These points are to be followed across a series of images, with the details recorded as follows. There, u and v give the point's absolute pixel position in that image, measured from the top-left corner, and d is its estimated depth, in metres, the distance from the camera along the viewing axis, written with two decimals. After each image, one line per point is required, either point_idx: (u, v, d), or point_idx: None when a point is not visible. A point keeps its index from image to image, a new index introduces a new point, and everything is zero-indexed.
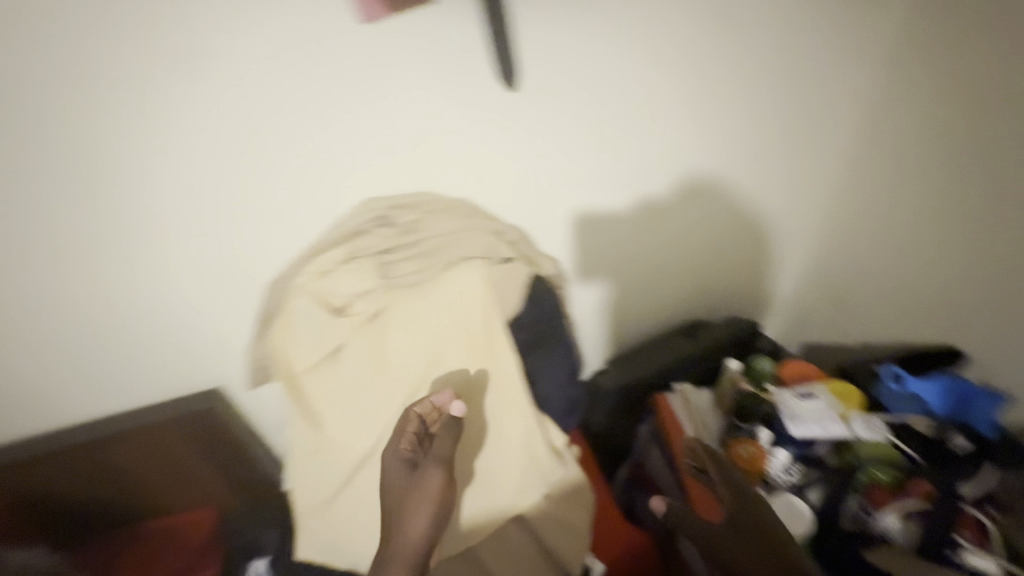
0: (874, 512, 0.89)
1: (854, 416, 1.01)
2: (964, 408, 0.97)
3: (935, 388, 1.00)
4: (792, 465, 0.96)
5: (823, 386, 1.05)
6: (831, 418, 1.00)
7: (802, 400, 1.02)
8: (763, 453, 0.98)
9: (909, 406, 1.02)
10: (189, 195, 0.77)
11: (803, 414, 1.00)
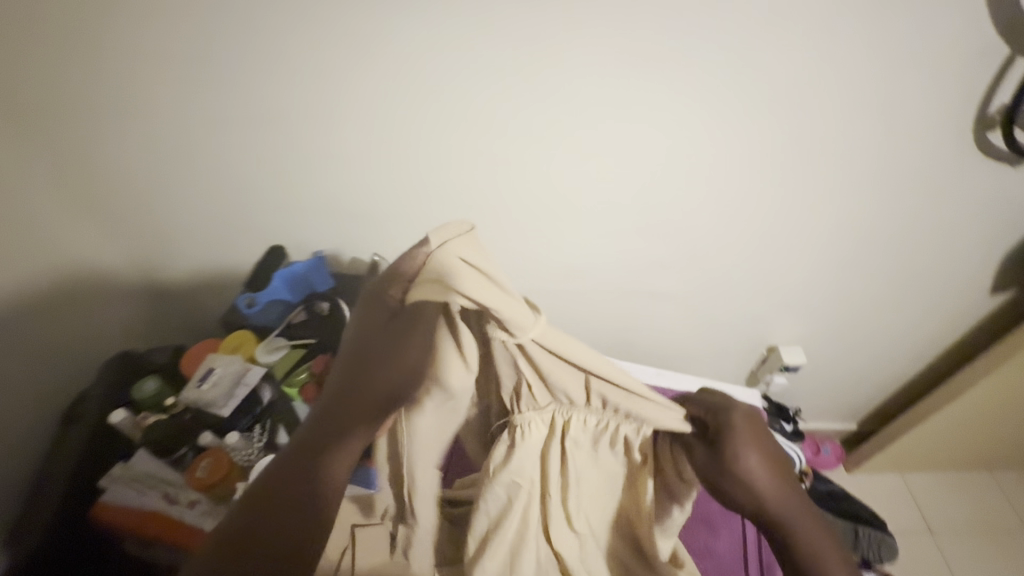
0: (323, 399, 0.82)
1: (261, 359, 0.86)
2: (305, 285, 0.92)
3: (276, 285, 0.90)
4: (260, 435, 0.80)
5: (211, 358, 0.85)
6: (239, 376, 0.83)
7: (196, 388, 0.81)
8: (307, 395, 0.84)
9: (272, 315, 0.91)
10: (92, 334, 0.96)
11: (207, 400, 0.80)
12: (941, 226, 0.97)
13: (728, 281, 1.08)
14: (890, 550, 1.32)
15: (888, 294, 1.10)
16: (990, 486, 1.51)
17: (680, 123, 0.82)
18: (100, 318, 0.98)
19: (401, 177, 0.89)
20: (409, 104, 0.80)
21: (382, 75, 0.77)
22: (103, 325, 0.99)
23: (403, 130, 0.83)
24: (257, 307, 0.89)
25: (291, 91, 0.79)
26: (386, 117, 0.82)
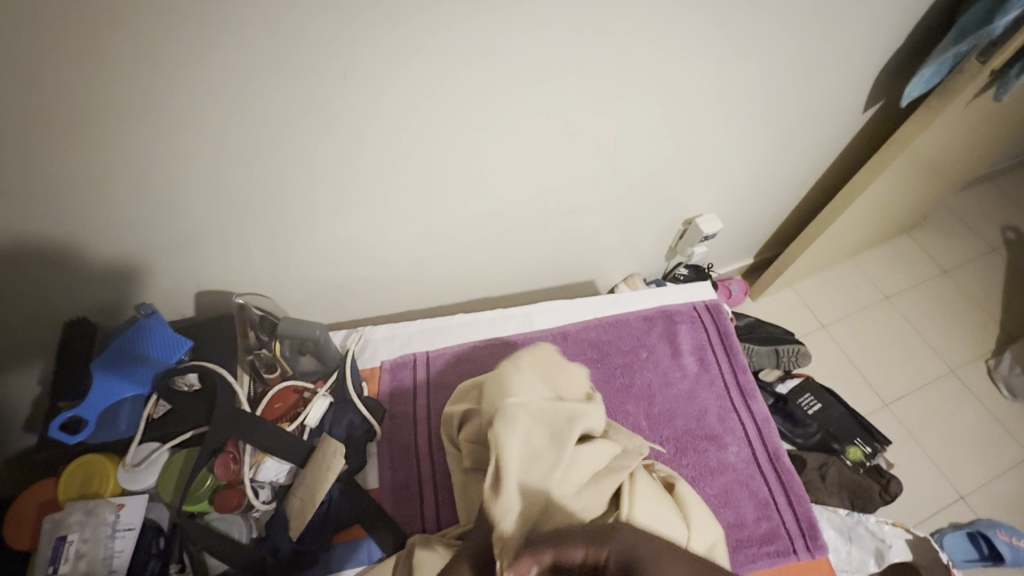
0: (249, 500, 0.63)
1: (132, 484, 0.61)
2: (143, 368, 0.63)
3: (102, 384, 0.61)
4: (182, 575, 0.59)
5: (52, 521, 0.57)
6: (111, 525, 0.58)
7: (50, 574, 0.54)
8: (234, 503, 0.62)
9: (117, 423, 0.63)
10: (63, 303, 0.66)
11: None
12: (823, 60, 0.96)
13: (643, 169, 1.01)
14: (804, 355, 1.51)
15: (783, 136, 1.11)
16: (858, 272, 1.77)
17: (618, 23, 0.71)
18: (33, 290, 0.66)
19: (240, 177, 0.67)
20: (219, 84, 0.57)
21: (156, 58, 0.52)
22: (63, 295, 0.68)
23: (217, 125, 0.60)
24: (90, 426, 0.61)
25: (136, 91, 0.54)
26: (173, 114, 0.58)
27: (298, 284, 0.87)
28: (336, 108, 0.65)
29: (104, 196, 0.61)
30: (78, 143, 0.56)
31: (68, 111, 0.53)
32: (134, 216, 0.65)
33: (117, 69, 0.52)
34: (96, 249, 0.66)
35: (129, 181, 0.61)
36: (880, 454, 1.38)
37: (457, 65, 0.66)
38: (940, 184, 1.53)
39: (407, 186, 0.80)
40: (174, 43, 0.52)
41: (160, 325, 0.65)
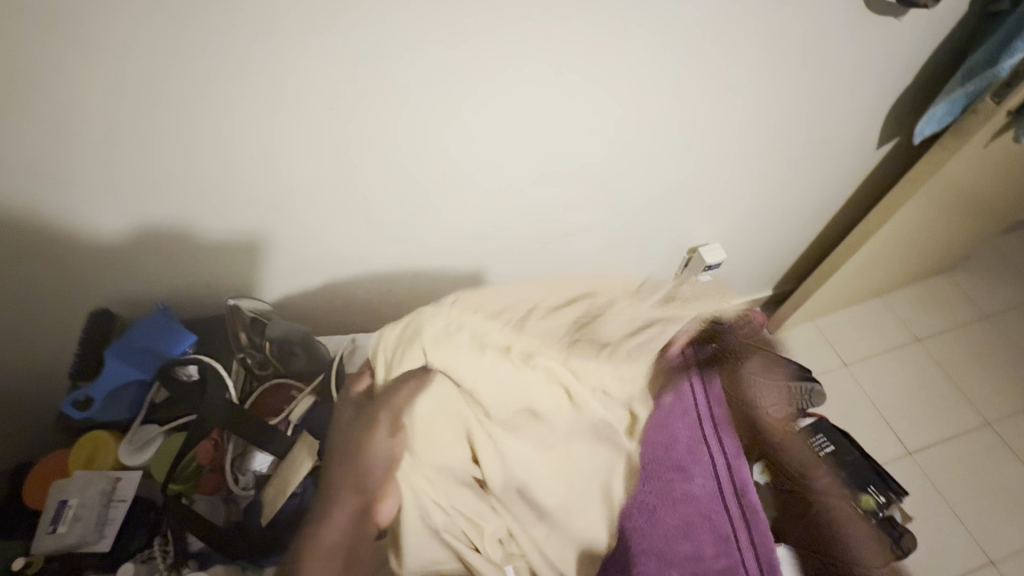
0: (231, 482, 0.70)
1: (129, 460, 0.69)
2: (149, 358, 0.72)
3: (113, 368, 0.69)
4: (163, 547, 0.65)
5: (60, 486, 0.65)
6: (108, 496, 0.66)
7: (52, 534, 0.62)
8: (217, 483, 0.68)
9: (123, 405, 0.71)
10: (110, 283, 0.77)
11: (72, 541, 0.62)
12: (827, 98, 0.96)
13: (643, 199, 1.03)
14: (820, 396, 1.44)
15: (792, 170, 1.10)
16: (887, 312, 1.69)
17: (609, 61, 0.74)
18: (79, 281, 0.76)
19: (243, 192, 0.74)
20: (226, 103, 0.63)
21: (195, 83, 0.60)
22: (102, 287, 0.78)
23: (224, 143, 0.67)
24: (99, 405, 0.69)
25: (184, 114, 0.63)
26: (187, 131, 0.64)
27: (303, 291, 0.94)
28: (331, 133, 0.71)
29: (125, 199, 0.69)
30: (105, 153, 0.63)
31: (98, 125, 0.61)
32: (155, 221, 0.73)
33: (137, 88, 0.59)
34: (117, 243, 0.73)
35: (146, 188, 0.68)
36: (894, 505, 1.31)
37: (443, 98, 0.71)
38: (975, 225, 1.46)
39: (409, 208, 0.86)
40: (216, 73, 0.60)
41: (170, 321, 0.74)
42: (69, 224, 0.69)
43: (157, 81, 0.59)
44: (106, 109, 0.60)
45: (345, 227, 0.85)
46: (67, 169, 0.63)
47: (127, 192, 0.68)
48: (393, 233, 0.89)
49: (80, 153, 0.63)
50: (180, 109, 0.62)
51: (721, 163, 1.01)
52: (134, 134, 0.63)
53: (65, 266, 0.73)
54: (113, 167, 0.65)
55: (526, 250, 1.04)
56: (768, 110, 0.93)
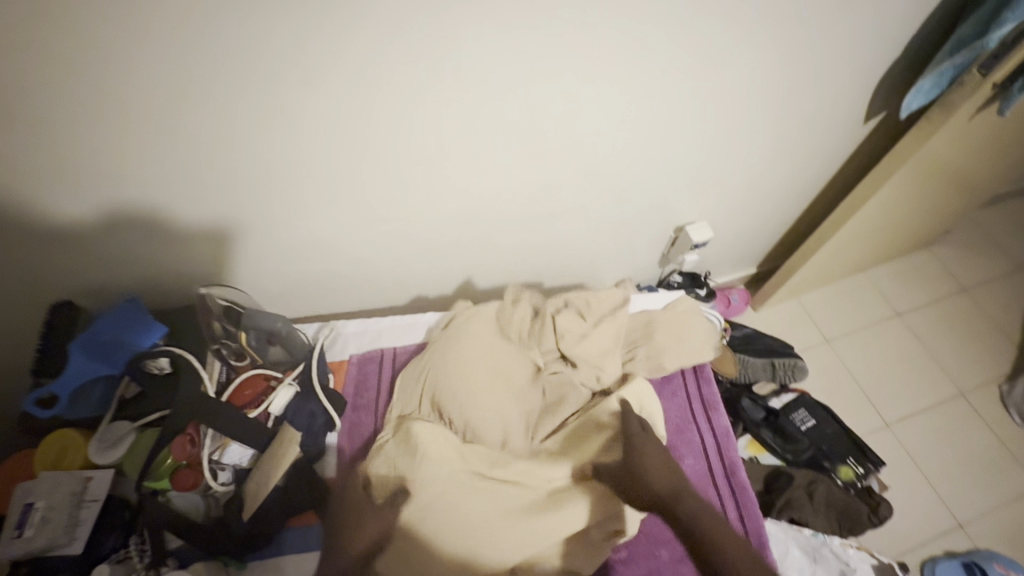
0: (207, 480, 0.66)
1: (99, 459, 0.65)
2: (116, 352, 0.68)
3: (76, 365, 0.65)
4: (140, 546, 0.63)
5: (25, 488, 0.62)
6: (78, 497, 0.62)
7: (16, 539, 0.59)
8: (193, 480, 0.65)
9: (90, 402, 0.67)
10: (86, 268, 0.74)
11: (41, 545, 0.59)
12: (815, 73, 0.94)
13: (632, 176, 1.01)
14: (803, 371, 1.44)
15: (778, 148, 1.09)
16: (867, 287, 1.72)
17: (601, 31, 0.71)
18: (48, 266, 0.72)
19: (219, 174, 0.70)
20: (195, 83, 0.60)
21: (178, 58, 0.57)
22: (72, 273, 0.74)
23: (195, 123, 0.64)
24: (64, 403, 0.65)
25: (167, 90, 0.60)
26: (158, 112, 0.61)
27: (282, 277, 0.90)
28: (306, 111, 0.67)
29: (94, 181, 0.65)
30: (70, 134, 0.60)
31: (62, 107, 0.57)
32: (137, 202, 0.70)
33: (102, 69, 0.56)
34: (87, 227, 0.70)
35: (117, 170, 0.65)
36: (873, 475, 1.34)
37: (424, 75, 0.68)
38: (954, 200, 1.48)
39: (396, 188, 0.82)
40: (203, 47, 0.57)
41: (136, 312, 0.69)
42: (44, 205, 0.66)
43: (138, 54, 0.55)
44: (85, 85, 0.56)
45: (329, 209, 0.82)
46: (41, 145, 0.60)
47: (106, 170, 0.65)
48: (376, 214, 0.86)
49: (50, 132, 0.59)
50: (163, 84, 0.59)
51: (711, 139, 0.99)
52: (114, 110, 0.60)
53: (36, 249, 0.69)
54: (92, 146, 0.62)
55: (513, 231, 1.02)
56: (758, 84, 0.91)
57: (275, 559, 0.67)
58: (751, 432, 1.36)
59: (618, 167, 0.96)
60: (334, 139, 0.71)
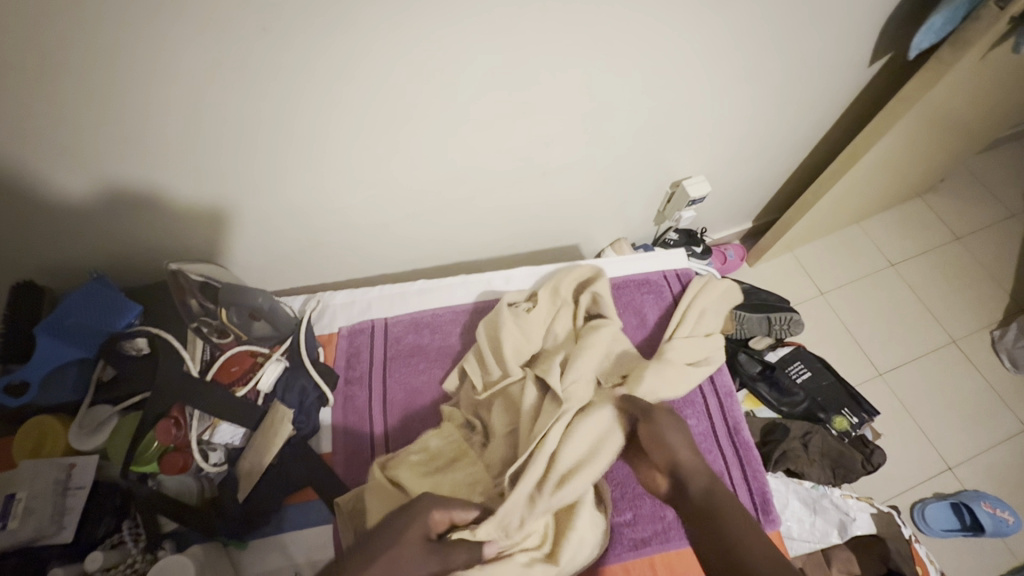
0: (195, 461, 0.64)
1: (80, 443, 0.62)
2: (88, 334, 0.64)
3: (47, 348, 0.61)
4: (134, 530, 0.62)
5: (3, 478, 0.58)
6: (63, 484, 0.60)
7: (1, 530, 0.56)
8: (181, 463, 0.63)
9: (64, 387, 0.63)
10: (60, 245, 0.70)
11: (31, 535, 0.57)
12: (824, 10, 0.87)
13: (628, 128, 0.95)
14: (799, 324, 1.44)
15: (781, 94, 1.03)
16: (863, 238, 1.70)
17: None
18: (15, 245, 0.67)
19: (183, 143, 0.64)
20: (142, 42, 0.52)
21: (142, 20, 0.51)
22: (43, 252, 0.70)
23: (154, 88, 0.57)
24: (35, 389, 0.61)
25: (133, 58, 0.54)
26: (109, 76, 0.54)
27: (263, 248, 0.86)
28: (279, 70, 0.60)
29: (48, 154, 0.59)
30: (10, 106, 0.54)
31: (3, 77, 0.51)
32: (109, 176, 0.65)
33: (57, 31, 0.49)
34: (49, 205, 0.65)
35: (72, 142, 0.59)
36: (867, 425, 1.36)
37: (401, 22, 0.60)
38: (956, 145, 1.43)
39: (382, 154, 0.77)
40: (165, 9, 0.51)
41: (108, 290, 0.66)
42: (8, 184, 0.61)
43: (96, 15, 0.49)
44: (38, 53, 0.50)
45: (311, 177, 0.77)
46: (0, 123, 0.55)
47: (73, 146, 0.60)
48: (361, 181, 0.81)
49: (5, 104, 0.53)
50: (126, 48, 0.53)
51: (713, 87, 0.94)
52: (75, 81, 0.54)
53: (5, 229, 0.65)
54: (57, 119, 0.56)
55: (504, 194, 0.97)
56: (767, 25, 0.85)
57: (276, 535, 0.66)
58: (748, 386, 1.36)
59: (612, 118, 0.90)
60: (314, 100, 0.65)
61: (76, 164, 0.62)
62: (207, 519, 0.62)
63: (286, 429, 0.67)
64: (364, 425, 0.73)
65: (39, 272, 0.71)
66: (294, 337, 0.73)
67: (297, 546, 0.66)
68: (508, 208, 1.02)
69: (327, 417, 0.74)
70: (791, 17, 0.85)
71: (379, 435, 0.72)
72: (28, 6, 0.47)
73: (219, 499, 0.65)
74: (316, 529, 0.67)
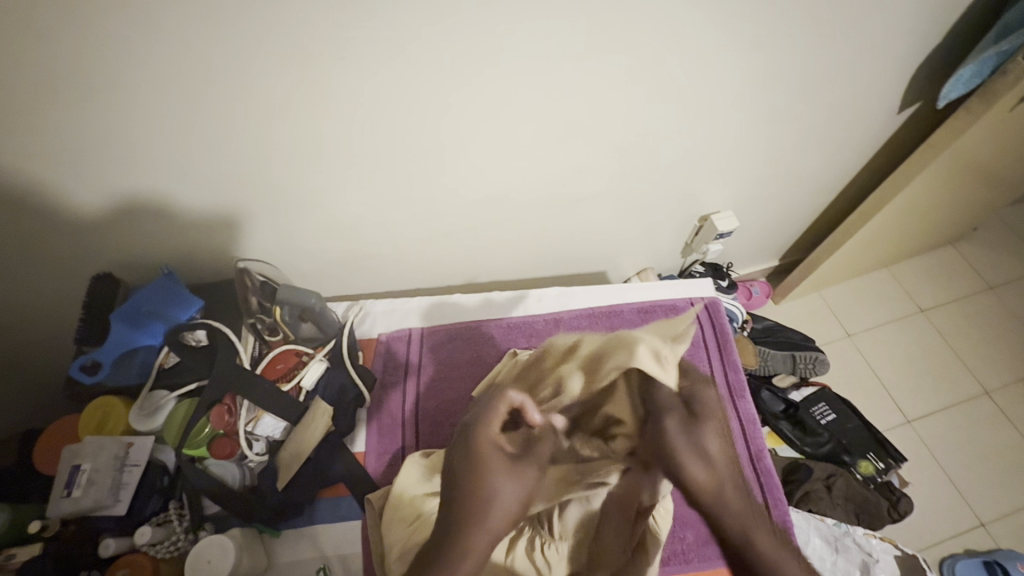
0: (240, 447, 0.68)
1: (140, 424, 0.68)
2: (153, 322, 0.70)
3: (118, 333, 0.68)
4: (179, 512, 0.65)
5: (73, 450, 0.64)
6: (121, 461, 0.65)
7: (66, 497, 0.61)
8: (227, 448, 0.67)
9: (129, 370, 0.69)
10: (132, 242, 0.77)
11: (91, 505, 0.61)
12: (853, 58, 0.92)
13: (660, 161, 1.00)
14: (823, 363, 1.43)
15: (811, 136, 1.07)
16: (892, 282, 1.69)
17: (640, 12, 0.70)
18: (94, 241, 0.74)
19: (258, 153, 0.72)
20: (231, 62, 0.60)
21: (234, 43, 0.58)
22: (117, 248, 0.76)
23: (236, 101, 0.65)
24: (106, 370, 0.68)
25: (222, 73, 0.61)
26: (199, 90, 0.62)
27: (310, 256, 0.92)
28: (344, 89, 0.67)
29: (138, 156, 0.67)
30: (114, 114, 0.62)
31: (114, 86, 0.59)
32: (183, 181, 0.72)
33: (164, 50, 0.57)
34: (131, 204, 0.72)
35: (159, 148, 0.67)
36: (894, 471, 1.32)
37: (456, 50, 0.66)
38: (987, 195, 1.44)
39: (425, 175, 0.84)
40: (254, 29, 0.58)
41: (174, 285, 0.72)
42: (100, 183, 0.68)
43: (200, 35, 0.57)
44: (143, 67, 0.58)
45: (360, 191, 0.83)
46: (105, 126, 0.62)
47: (160, 149, 0.67)
48: (407, 200, 0.87)
49: (110, 108, 0.61)
50: (218, 66, 0.60)
51: (743, 126, 0.98)
52: (169, 92, 0.61)
53: (91, 224, 0.72)
54: (150, 125, 0.64)
55: (535, 221, 1.03)
56: (796, 69, 0.90)
57: (307, 527, 0.70)
58: (769, 423, 1.35)
59: (644, 150, 0.95)
60: (371, 119, 0.72)
61: (160, 166, 0.69)
62: (250, 505, 0.66)
63: (324, 427, 0.71)
64: (396, 427, 0.77)
65: (113, 266, 0.78)
66: (335, 341, 0.78)
67: (325, 540, 0.69)
68: (537, 236, 1.07)
69: (365, 416, 0.78)
70: (818, 64, 0.90)
71: (411, 436, 0.76)
72: (144, 28, 0.55)
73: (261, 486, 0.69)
74: (344, 523, 0.70)
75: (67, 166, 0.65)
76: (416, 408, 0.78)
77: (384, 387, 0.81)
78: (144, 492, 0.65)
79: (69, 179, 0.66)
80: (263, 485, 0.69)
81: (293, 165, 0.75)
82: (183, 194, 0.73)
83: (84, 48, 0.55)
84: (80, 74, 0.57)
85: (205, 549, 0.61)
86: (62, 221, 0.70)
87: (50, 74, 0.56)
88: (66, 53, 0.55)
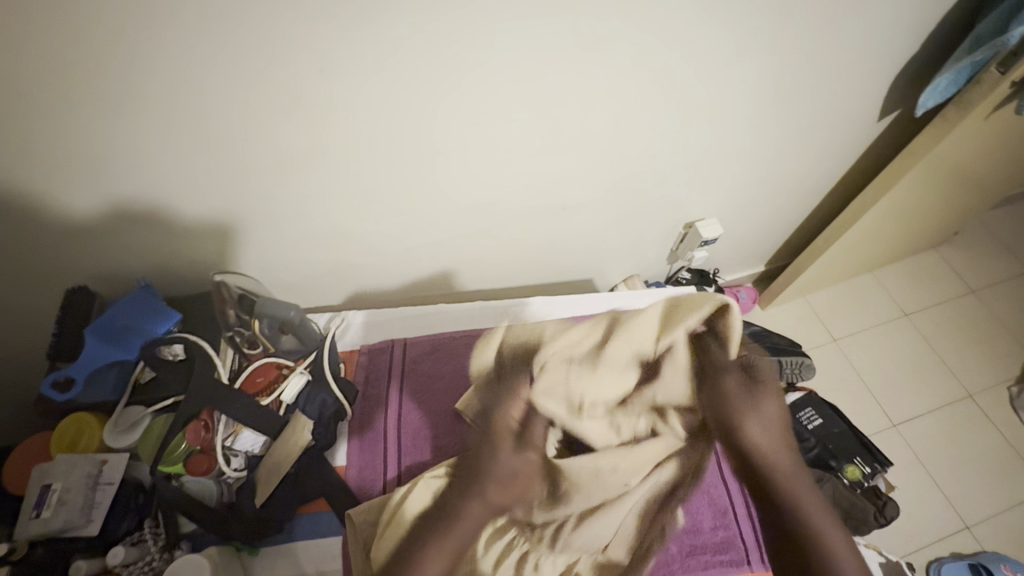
0: (216, 464, 0.66)
1: (114, 440, 0.66)
2: (129, 337, 0.69)
3: (91, 348, 0.66)
4: (154, 530, 0.64)
5: (44, 469, 0.63)
6: (94, 479, 0.63)
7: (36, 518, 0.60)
8: (204, 466, 0.66)
9: (103, 387, 0.68)
10: (111, 253, 0.75)
11: (62, 526, 0.60)
12: (833, 69, 0.93)
13: (645, 170, 1.00)
14: (809, 368, 1.44)
15: (793, 144, 1.08)
16: (877, 286, 1.71)
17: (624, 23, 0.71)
18: (71, 254, 0.73)
19: (240, 163, 0.71)
20: (212, 73, 0.60)
21: (215, 53, 0.58)
22: (94, 260, 0.75)
23: (217, 112, 0.64)
24: (78, 388, 0.66)
25: (201, 83, 0.60)
26: (177, 100, 0.61)
27: (293, 267, 0.91)
28: (328, 99, 0.67)
29: (115, 167, 0.66)
30: (90, 125, 0.61)
31: (91, 97, 0.58)
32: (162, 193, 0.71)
33: (142, 61, 0.56)
34: (108, 216, 0.71)
35: (137, 158, 0.66)
36: (880, 475, 1.33)
37: (440, 60, 0.67)
38: (968, 200, 1.46)
39: (410, 183, 0.83)
40: (236, 40, 0.58)
41: (150, 297, 0.71)
42: (77, 194, 0.67)
43: (180, 47, 0.56)
44: (121, 79, 0.58)
45: (343, 200, 0.82)
46: (81, 137, 0.61)
47: (139, 160, 0.66)
48: (392, 209, 0.87)
49: (85, 119, 0.60)
50: (198, 77, 0.60)
51: (726, 135, 0.99)
52: (147, 102, 0.60)
53: (67, 237, 0.71)
54: (128, 135, 0.63)
55: (522, 229, 1.03)
56: (777, 79, 0.91)
57: (287, 543, 0.69)
58: None
59: (630, 158, 0.96)
60: (355, 128, 0.72)
61: (138, 177, 0.68)
62: (226, 522, 0.65)
63: (304, 442, 0.71)
64: (378, 441, 0.76)
65: (90, 279, 0.77)
66: (316, 354, 0.76)
67: (304, 556, 0.68)
68: (523, 244, 1.07)
69: (347, 429, 0.77)
70: (799, 73, 0.91)
71: (393, 449, 0.75)
72: (121, 39, 0.54)
73: (238, 503, 0.67)
74: (325, 539, 0.69)
75: (44, 178, 0.64)
76: (399, 421, 0.77)
77: (367, 399, 0.80)
78: (118, 510, 0.64)
79: (44, 191, 0.65)
80: (240, 500, 0.67)
81: (276, 174, 0.74)
82: (162, 204, 0.72)
83: (59, 59, 0.54)
84: (57, 85, 0.56)
85: (181, 568, 0.59)
86: (37, 233, 0.69)
87: (26, 86, 0.55)
88: (42, 64, 0.54)
